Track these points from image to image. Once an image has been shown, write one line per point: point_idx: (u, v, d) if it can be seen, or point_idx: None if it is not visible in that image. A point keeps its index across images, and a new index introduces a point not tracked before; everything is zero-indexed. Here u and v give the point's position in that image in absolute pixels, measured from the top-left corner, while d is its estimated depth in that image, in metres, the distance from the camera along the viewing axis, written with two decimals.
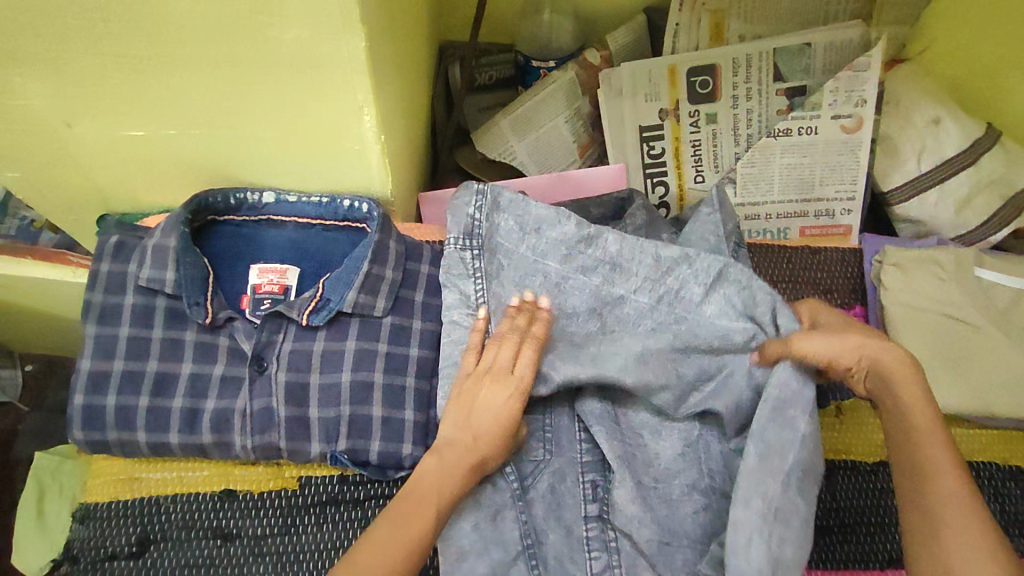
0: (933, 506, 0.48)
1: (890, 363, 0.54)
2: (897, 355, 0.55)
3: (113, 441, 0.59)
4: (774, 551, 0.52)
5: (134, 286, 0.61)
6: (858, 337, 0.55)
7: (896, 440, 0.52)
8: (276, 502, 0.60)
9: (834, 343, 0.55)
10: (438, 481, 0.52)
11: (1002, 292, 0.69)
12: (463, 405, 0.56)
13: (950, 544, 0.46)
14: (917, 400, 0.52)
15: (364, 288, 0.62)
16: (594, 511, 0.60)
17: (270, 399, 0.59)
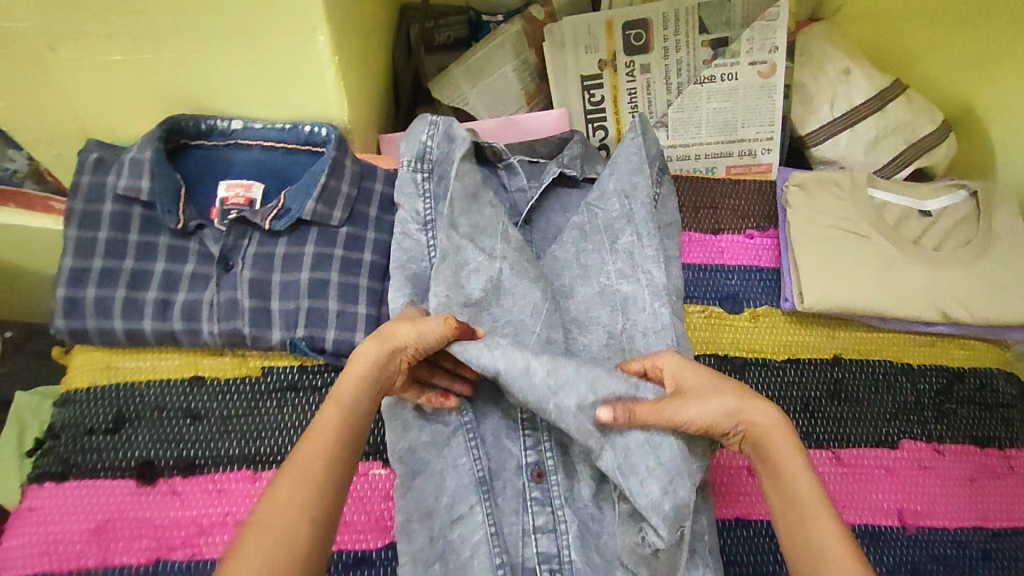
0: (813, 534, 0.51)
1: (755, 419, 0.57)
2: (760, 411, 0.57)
3: (93, 330, 0.65)
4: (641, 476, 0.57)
5: (112, 196, 0.67)
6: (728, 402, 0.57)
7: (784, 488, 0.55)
8: (241, 387, 0.67)
9: (705, 413, 0.56)
10: (357, 388, 0.54)
11: (893, 208, 0.78)
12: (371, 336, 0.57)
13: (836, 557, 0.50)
14: (787, 451, 0.56)
15: (322, 199, 0.69)
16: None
17: (235, 291, 0.66)
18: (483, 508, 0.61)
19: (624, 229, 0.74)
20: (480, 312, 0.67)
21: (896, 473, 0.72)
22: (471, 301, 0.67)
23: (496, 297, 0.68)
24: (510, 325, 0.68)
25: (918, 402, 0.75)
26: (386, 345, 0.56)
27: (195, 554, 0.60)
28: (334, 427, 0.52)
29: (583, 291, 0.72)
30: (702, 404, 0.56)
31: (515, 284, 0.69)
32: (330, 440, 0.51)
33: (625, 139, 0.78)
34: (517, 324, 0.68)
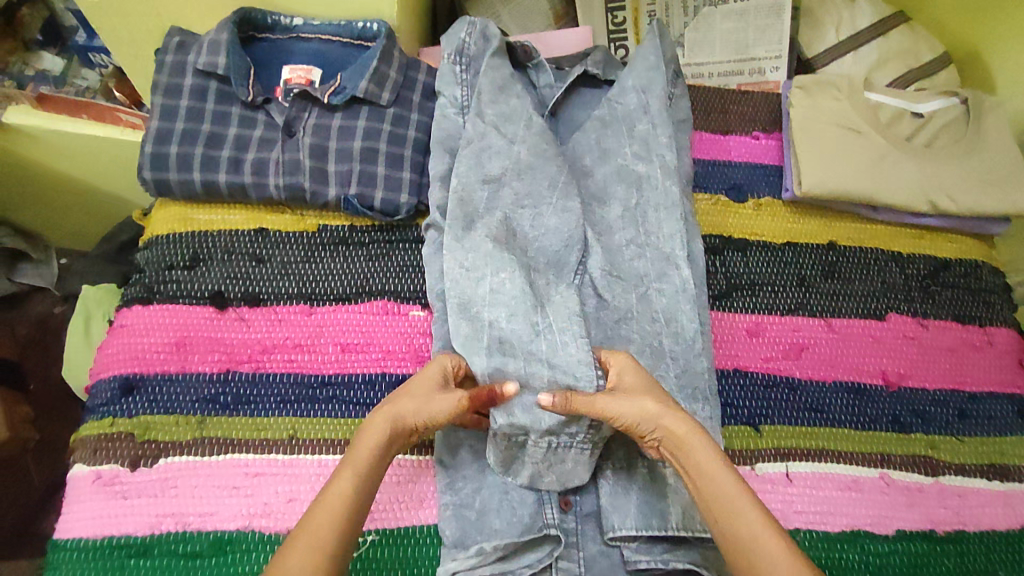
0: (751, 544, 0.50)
1: (677, 436, 0.56)
2: (687, 428, 0.56)
3: (175, 181, 0.75)
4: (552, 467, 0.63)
5: (192, 71, 0.77)
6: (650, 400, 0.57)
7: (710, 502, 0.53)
8: (299, 238, 0.76)
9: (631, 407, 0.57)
10: (371, 459, 0.54)
11: (887, 109, 0.86)
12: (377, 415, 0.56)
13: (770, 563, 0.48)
14: (706, 463, 0.54)
15: (373, 80, 0.78)
16: (547, 257, 0.74)
17: (298, 153, 0.75)
18: (534, 451, 0.62)
19: (641, 119, 0.82)
20: (501, 186, 0.75)
21: (883, 340, 0.79)
22: (491, 178, 0.75)
23: (517, 174, 0.75)
24: (530, 197, 0.75)
25: (905, 283, 0.82)
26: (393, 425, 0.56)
27: (260, 369, 0.69)
28: (342, 501, 0.51)
29: (603, 171, 0.80)
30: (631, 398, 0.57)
31: (536, 163, 0.76)
32: (337, 513, 0.50)
33: (644, 42, 0.86)
34: (538, 195, 0.75)
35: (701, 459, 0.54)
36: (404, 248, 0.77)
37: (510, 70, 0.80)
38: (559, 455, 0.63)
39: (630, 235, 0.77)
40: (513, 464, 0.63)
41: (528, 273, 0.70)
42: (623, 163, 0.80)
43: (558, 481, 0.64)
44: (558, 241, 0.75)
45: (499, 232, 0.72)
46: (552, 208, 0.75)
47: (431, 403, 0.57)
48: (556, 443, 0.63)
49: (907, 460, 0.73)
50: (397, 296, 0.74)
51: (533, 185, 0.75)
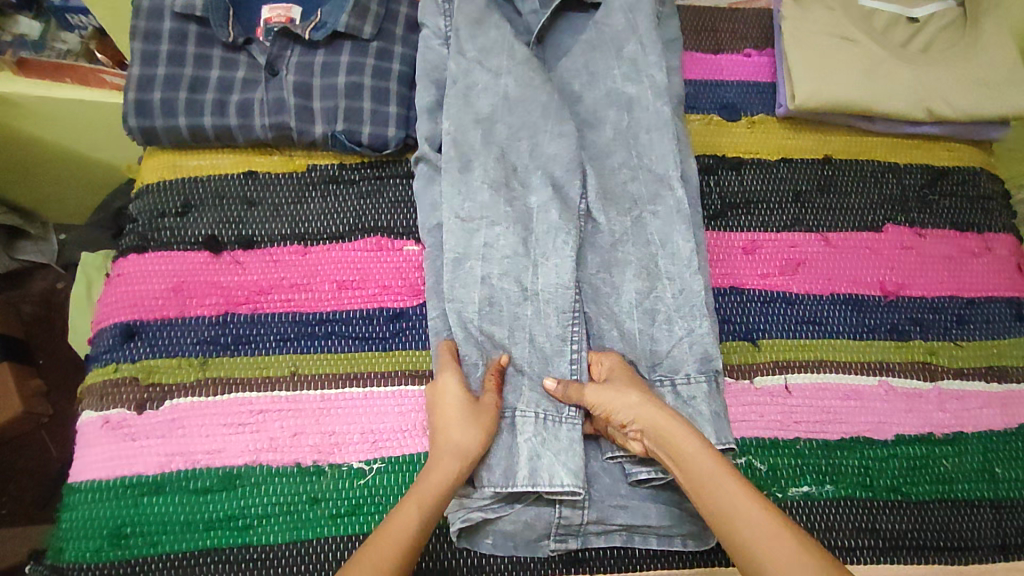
0: (749, 538, 0.50)
1: (653, 419, 0.59)
2: (657, 411, 0.59)
3: (160, 127, 0.74)
4: (553, 445, 0.63)
5: (171, 15, 0.76)
6: (639, 398, 0.60)
7: (700, 497, 0.55)
8: (289, 179, 0.76)
9: (614, 396, 0.61)
10: (436, 493, 0.56)
11: (882, 15, 0.84)
12: (446, 453, 0.58)
13: (771, 554, 0.49)
14: (687, 452, 0.56)
15: (354, 14, 0.77)
16: (544, 184, 0.72)
17: (282, 93, 0.74)
18: (524, 422, 0.64)
19: (629, 40, 0.81)
20: (492, 122, 0.74)
21: (881, 251, 0.78)
22: (482, 115, 0.74)
23: (507, 108, 0.74)
24: (523, 128, 0.74)
25: (902, 193, 0.81)
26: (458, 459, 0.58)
27: (258, 309, 0.69)
28: (407, 536, 0.53)
29: (593, 94, 0.80)
30: (614, 390, 0.61)
31: (524, 93, 0.74)
32: (399, 544, 0.53)
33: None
34: (531, 124, 0.74)
35: (681, 445, 0.57)
36: (395, 183, 0.77)
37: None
38: (550, 443, 0.63)
39: (623, 157, 0.77)
40: (510, 462, 0.62)
41: (527, 223, 0.71)
42: (613, 87, 0.79)
43: (544, 477, 0.61)
44: (554, 170, 0.73)
45: (498, 173, 0.71)
46: (546, 139, 0.74)
47: (480, 407, 0.62)
48: (548, 419, 0.64)
49: (905, 366, 0.73)
50: (392, 231, 0.74)
51: (522, 111, 0.74)
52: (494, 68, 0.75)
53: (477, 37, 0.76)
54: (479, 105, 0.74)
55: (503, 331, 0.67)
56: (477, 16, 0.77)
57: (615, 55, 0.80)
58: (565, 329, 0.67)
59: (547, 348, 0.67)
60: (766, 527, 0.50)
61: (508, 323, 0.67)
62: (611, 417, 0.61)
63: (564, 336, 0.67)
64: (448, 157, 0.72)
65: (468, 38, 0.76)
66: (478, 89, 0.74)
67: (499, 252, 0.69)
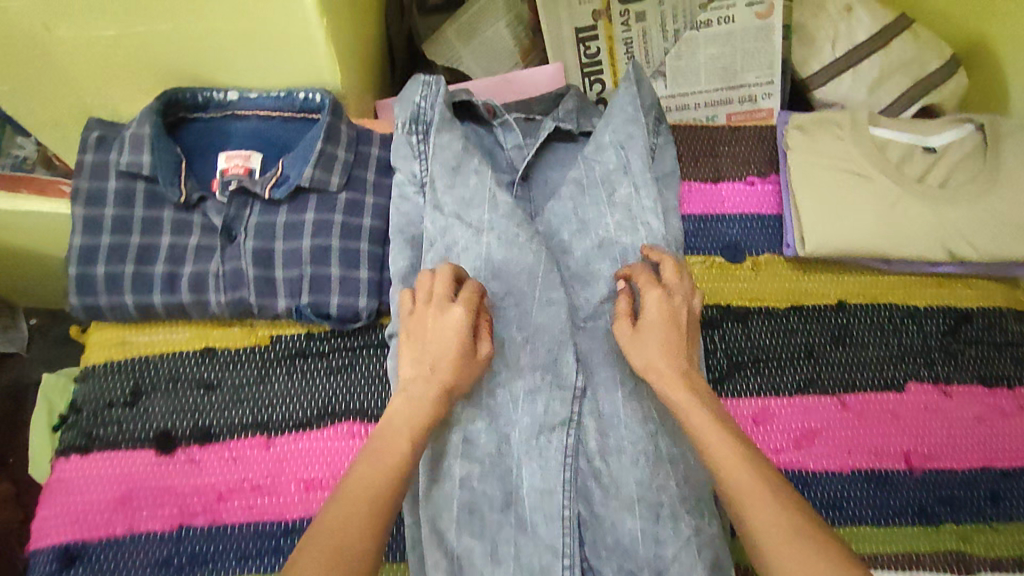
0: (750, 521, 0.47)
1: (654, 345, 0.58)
2: (660, 339, 0.59)
3: (105, 305, 0.66)
4: None
5: (116, 173, 0.68)
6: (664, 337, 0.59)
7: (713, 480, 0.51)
8: (251, 356, 0.68)
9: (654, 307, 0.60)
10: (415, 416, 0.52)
11: (896, 146, 0.76)
12: (432, 376, 0.54)
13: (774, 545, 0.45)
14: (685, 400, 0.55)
15: (320, 165, 0.69)
16: (537, 363, 0.66)
17: (239, 263, 0.66)
18: None
19: (621, 181, 0.74)
20: None
21: (904, 416, 0.71)
22: None
23: (491, 275, 0.68)
24: (509, 296, 0.68)
25: (924, 344, 0.74)
26: (429, 382, 0.54)
27: (216, 519, 0.62)
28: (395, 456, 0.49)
29: (583, 246, 0.72)
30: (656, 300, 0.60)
31: (508, 257, 0.68)
32: (383, 471, 0.48)
33: (620, 89, 0.77)
34: (518, 292, 0.68)
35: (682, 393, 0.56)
36: (367, 357, 0.69)
37: (463, 142, 0.71)
38: None
39: (618, 319, 0.69)
40: None
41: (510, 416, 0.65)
42: (606, 237, 0.72)
43: None
44: (547, 343, 0.67)
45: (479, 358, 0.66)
46: (535, 309, 0.67)
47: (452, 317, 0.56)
48: None
49: (937, 558, 0.66)
50: (363, 415, 0.67)
51: (510, 280, 0.68)
52: (474, 227, 0.69)
53: (455, 192, 0.70)
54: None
55: (489, 548, 0.61)
56: (452, 165, 0.70)
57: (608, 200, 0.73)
58: (552, 534, 0.62)
59: (536, 559, 0.62)
60: (771, 501, 0.47)
61: (491, 546, 0.61)
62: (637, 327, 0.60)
63: (550, 545, 0.62)
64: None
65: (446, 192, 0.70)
66: (459, 253, 0.69)
67: (481, 453, 0.64)
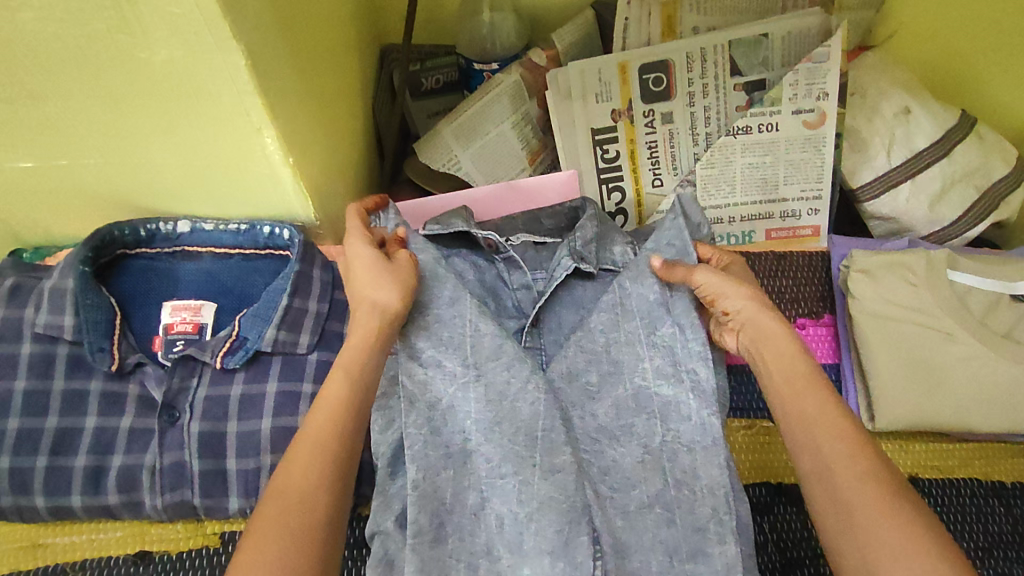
0: (842, 487, 0.43)
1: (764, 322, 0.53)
2: (772, 318, 0.53)
3: (10, 506, 0.53)
4: None
5: (32, 335, 0.56)
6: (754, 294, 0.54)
7: (795, 444, 0.47)
8: (196, 562, 0.55)
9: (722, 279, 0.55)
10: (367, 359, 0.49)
11: (979, 295, 0.63)
12: (358, 308, 0.51)
13: (866, 526, 0.41)
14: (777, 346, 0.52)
15: (285, 324, 0.58)
16: (546, 548, 0.53)
17: (182, 452, 0.54)
18: None
19: (663, 319, 0.61)
20: (471, 461, 0.55)
21: None
22: (455, 451, 0.56)
23: (501, 441, 0.55)
24: (507, 461, 0.55)
25: (1016, 533, 0.61)
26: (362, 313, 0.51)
27: None
28: (342, 395, 0.47)
29: (613, 394, 0.60)
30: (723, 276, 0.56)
31: (523, 418, 0.56)
32: (337, 412, 0.46)
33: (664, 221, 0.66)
34: (520, 460, 0.55)
35: (781, 354, 0.51)
36: None
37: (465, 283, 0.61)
38: None
39: (654, 491, 0.56)
40: None
41: None
42: (648, 388, 0.59)
43: None
44: (555, 524, 0.53)
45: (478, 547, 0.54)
46: (547, 485, 0.54)
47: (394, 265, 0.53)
48: None
49: None
50: None
51: (521, 448, 0.55)
52: (483, 381, 0.57)
53: (457, 339, 0.58)
54: (451, 442, 0.56)
55: None
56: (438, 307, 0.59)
57: (647, 343, 0.61)
58: None
59: None
60: (862, 462, 0.43)
61: None
62: (714, 299, 0.55)
63: None
64: (416, 529, 0.52)
65: (420, 335, 0.58)
66: (455, 412, 0.56)
67: None
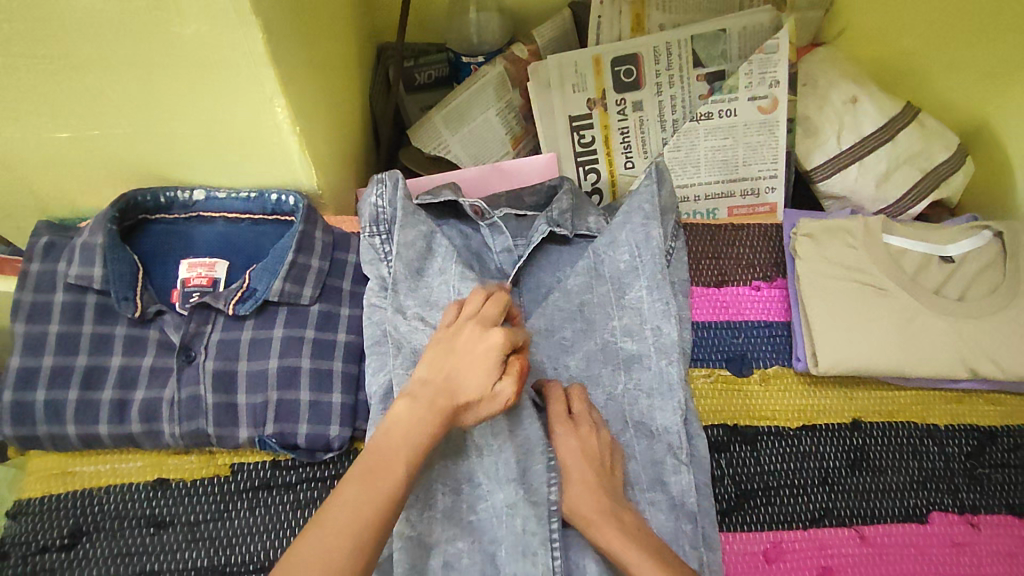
0: None
1: (590, 520, 0.54)
2: (591, 507, 0.54)
3: (43, 435, 0.59)
4: None
5: (64, 285, 0.62)
6: (576, 496, 0.55)
7: None
8: (209, 488, 0.62)
9: (568, 490, 0.55)
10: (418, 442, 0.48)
11: (910, 256, 0.72)
12: (440, 386, 0.51)
13: None
14: (620, 544, 0.52)
15: (290, 278, 0.64)
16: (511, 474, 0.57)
17: (197, 387, 0.61)
18: None
19: (634, 283, 0.68)
20: None
21: (928, 551, 0.65)
22: None
23: None
24: None
25: (947, 469, 0.69)
26: (437, 401, 0.50)
27: None
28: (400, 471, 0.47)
29: (584, 346, 0.66)
30: (567, 483, 0.56)
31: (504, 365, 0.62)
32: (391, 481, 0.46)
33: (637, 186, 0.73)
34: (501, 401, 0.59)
35: (620, 552, 0.52)
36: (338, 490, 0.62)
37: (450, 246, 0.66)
38: None
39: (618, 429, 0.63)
40: None
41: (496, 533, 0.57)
42: (614, 344, 0.66)
43: None
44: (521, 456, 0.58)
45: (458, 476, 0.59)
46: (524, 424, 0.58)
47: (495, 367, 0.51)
48: None
49: None
50: None
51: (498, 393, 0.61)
52: None
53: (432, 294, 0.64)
54: None
55: None
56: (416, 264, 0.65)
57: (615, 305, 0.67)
58: None
59: None
60: None
61: None
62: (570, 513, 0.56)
63: None
64: None
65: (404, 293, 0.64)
66: None
67: None
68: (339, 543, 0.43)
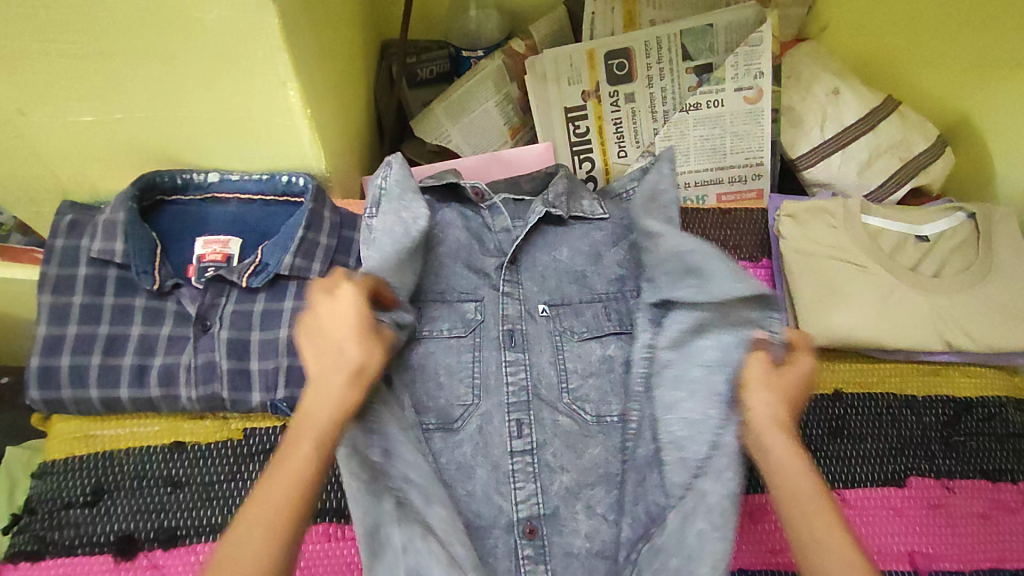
0: None
1: (765, 429, 0.52)
2: (768, 414, 0.53)
3: (68, 399, 0.63)
4: None
5: (87, 260, 0.66)
6: (771, 399, 0.53)
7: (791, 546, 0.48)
8: (223, 451, 0.65)
9: (773, 395, 0.54)
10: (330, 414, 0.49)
11: (887, 235, 0.76)
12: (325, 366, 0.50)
13: None
14: (775, 459, 0.51)
15: (301, 253, 0.68)
16: None
17: (213, 354, 0.65)
18: None
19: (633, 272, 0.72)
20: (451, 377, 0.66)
21: (907, 513, 0.68)
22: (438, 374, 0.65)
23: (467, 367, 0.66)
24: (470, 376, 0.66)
25: (924, 436, 0.72)
26: (339, 375, 0.50)
27: None
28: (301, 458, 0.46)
29: (576, 321, 0.69)
30: (763, 390, 0.54)
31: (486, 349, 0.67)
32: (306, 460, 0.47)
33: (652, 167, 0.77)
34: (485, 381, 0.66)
35: (780, 458, 0.51)
36: None
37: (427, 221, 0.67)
38: None
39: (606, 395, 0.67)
40: None
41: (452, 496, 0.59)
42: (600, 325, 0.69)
43: None
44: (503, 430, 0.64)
45: None
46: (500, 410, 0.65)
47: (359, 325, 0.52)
48: None
49: None
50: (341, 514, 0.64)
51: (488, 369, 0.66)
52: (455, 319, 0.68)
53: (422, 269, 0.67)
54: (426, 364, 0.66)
55: None
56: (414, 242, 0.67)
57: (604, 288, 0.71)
58: None
59: None
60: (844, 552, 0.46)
61: None
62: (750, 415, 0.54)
63: None
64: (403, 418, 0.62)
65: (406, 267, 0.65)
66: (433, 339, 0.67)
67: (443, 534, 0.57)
68: (269, 523, 0.44)
